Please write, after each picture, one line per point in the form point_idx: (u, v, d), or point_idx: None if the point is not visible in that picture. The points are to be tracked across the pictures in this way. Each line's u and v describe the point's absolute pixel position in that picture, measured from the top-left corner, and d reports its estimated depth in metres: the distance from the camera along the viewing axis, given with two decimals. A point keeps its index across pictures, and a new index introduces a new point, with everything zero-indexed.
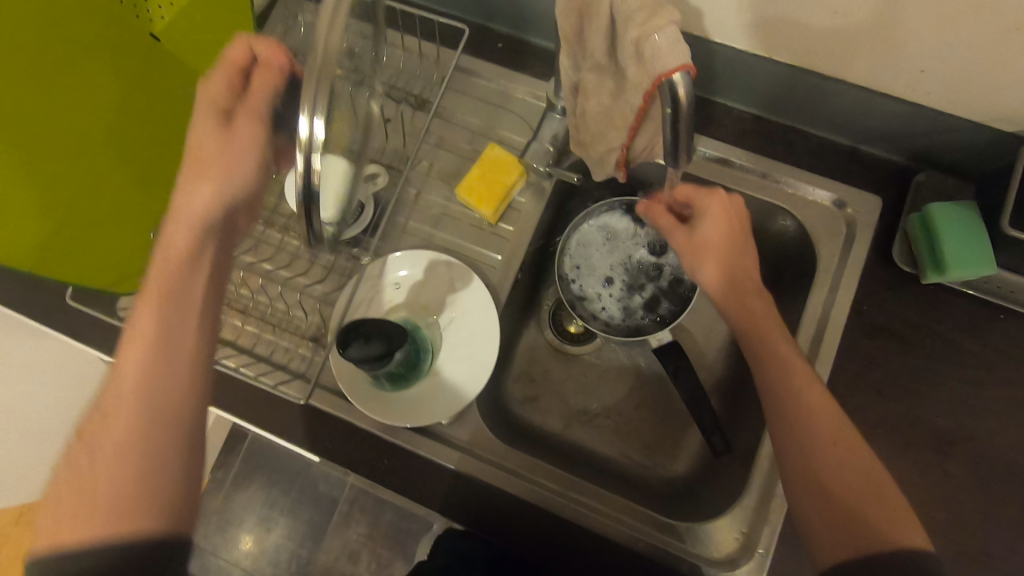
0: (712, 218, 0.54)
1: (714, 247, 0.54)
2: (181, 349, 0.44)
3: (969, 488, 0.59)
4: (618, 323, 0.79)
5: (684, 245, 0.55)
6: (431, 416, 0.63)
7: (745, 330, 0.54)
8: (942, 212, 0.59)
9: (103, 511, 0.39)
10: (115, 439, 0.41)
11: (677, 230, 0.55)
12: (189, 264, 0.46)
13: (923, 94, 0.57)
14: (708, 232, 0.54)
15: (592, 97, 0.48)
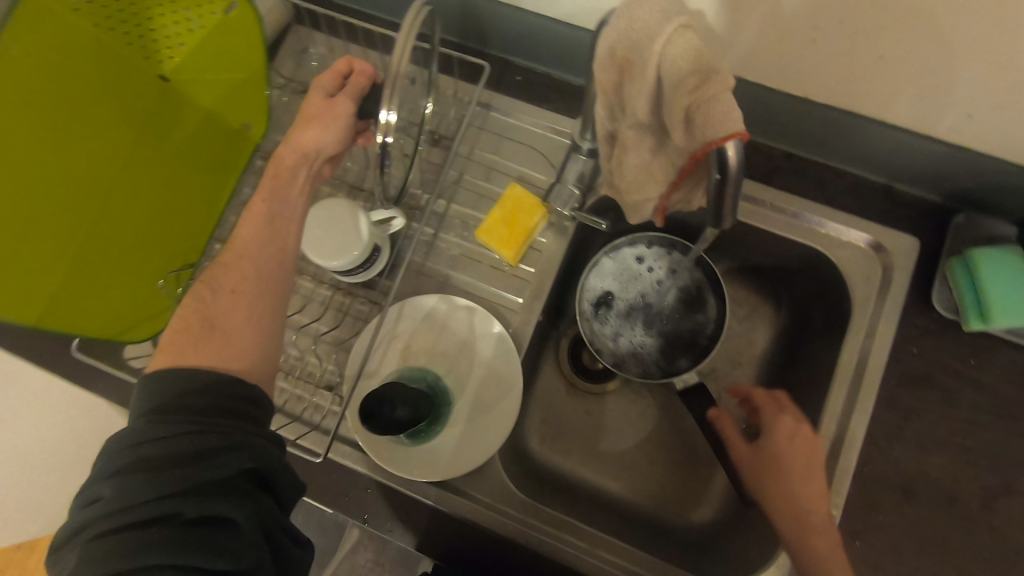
0: (775, 428, 0.58)
1: (775, 459, 0.56)
2: (273, 263, 0.53)
3: (1016, 549, 0.57)
4: (646, 362, 0.74)
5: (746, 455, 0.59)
6: (452, 470, 0.60)
7: (787, 518, 0.54)
8: (985, 258, 0.57)
9: (224, 349, 0.48)
10: (229, 306, 0.50)
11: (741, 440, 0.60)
12: (272, 209, 0.55)
13: (967, 137, 0.54)
14: (772, 442, 0.57)
15: (631, 152, 0.44)
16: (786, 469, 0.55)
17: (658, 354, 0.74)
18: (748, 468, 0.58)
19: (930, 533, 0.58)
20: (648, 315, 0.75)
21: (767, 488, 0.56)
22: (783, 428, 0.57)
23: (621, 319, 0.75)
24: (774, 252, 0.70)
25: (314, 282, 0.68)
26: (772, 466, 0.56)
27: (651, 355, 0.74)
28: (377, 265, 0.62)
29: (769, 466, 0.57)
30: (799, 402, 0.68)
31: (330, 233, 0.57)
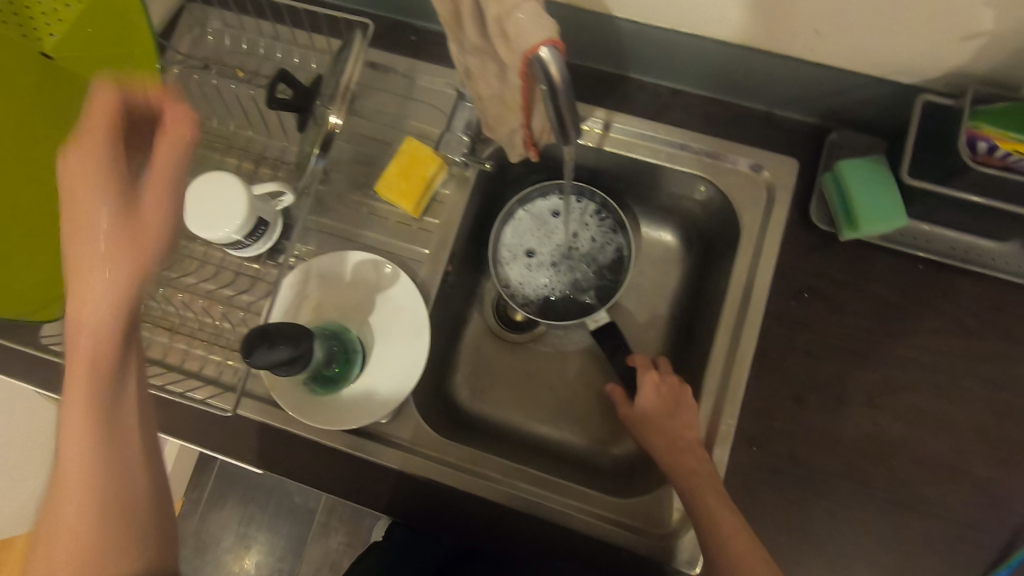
0: (644, 386, 0.64)
1: (647, 412, 0.63)
2: (127, 429, 0.45)
3: (899, 439, 0.60)
4: (563, 307, 0.77)
5: (627, 411, 0.65)
6: (364, 417, 0.62)
7: (664, 450, 0.60)
8: (851, 168, 0.60)
9: (92, 560, 0.43)
10: (89, 529, 0.44)
11: (625, 401, 0.66)
12: (111, 371, 0.44)
13: (822, 53, 0.57)
14: (643, 398, 0.64)
15: (480, 82, 0.47)
16: (656, 423, 0.62)
17: (573, 301, 0.77)
18: (630, 422, 0.64)
19: (821, 434, 0.61)
20: (564, 264, 0.78)
21: (654, 437, 0.61)
22: (650, 386, 0.64)
23: (539, 271, 0.78)
24: (670, 188, 0.73)
25: (222, 251, 0.69)
26: (648, 419, 0.62)
27: (566, 304, 0.77)
28: (266, 238, 0.65)
29: (644, 420, 0.63)
30: (703, 328, 0.71)
31: (215, 202, 0.59)
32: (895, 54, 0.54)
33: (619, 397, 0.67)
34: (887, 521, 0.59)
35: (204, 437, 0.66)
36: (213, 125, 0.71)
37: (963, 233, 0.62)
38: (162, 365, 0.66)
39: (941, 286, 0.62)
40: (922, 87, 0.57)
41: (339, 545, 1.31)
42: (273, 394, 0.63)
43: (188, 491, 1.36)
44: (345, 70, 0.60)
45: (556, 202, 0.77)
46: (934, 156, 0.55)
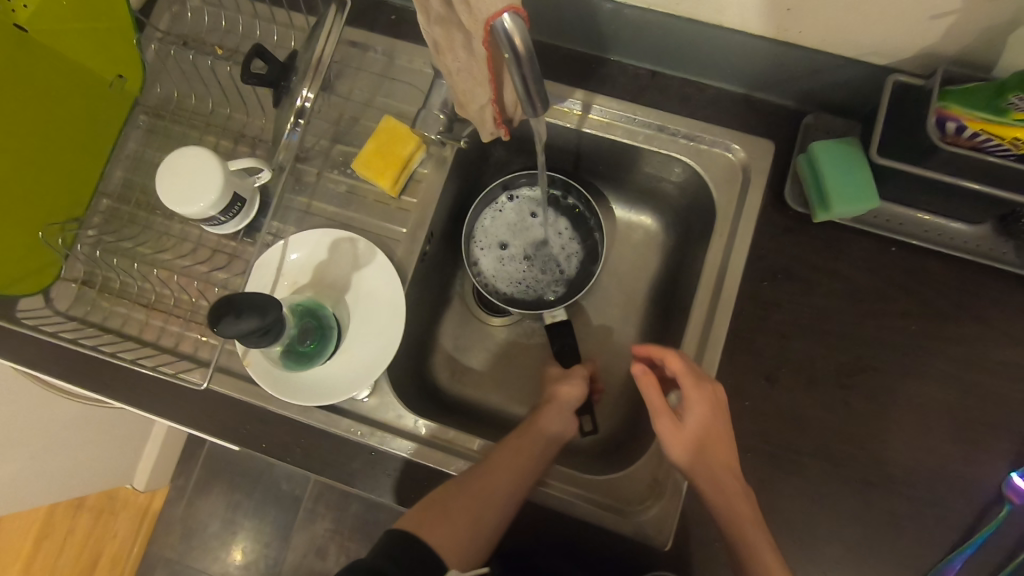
0: (700, 407, 0.56)
1: (700, 440, 0.56)
2: None
3: (869, 418, 0.61)
4: (529, 298, 0.78)
5: (673, 432, 0.56)
6: (338, 393, 0.63)
7: (717, 470, 0.55)
8: (824, 149, 0.60)
9: None
10: None
11: (667, 413, 0.56)
12: None
13: (796, 33, 0.57)
14: (695, 422, 0.56)
15: (447, 55, 0.47)
16: (706, 451, 0.55)
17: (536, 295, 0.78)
18: (671, 442, 0.56)
19: (792, 413, 0.61)
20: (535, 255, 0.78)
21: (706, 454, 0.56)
22: (707, 408, 0.56)
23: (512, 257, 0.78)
24: (649, 170, 0.73)
25: (200, 228, 0.69)
26: (699, 446, 0.55)
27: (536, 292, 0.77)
28: (244, 215, 0.65)
29: (696, 448, 0.55)
30: (679, 310, 0.71)
31: (191, 176, 0.59)
32: (864, 35, 0.54)
33: (659, 406, 0.56)
34: (856, 499, 0.59)
35: (180, 414, 0.66)
36: (192, 102, 0.72)
37: (936, 216, 0.62)
38: (138, 341, 0.66)
39: (912, 268, 0.63)
40: (893, 68, 0.57)
41: (326, 532, 1.30)
42: (247, 369, 0.63)
43: (174, 478, 1.36)
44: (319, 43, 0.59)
45: (537, 194, 0.78)
46: (903, 136, 0.56)
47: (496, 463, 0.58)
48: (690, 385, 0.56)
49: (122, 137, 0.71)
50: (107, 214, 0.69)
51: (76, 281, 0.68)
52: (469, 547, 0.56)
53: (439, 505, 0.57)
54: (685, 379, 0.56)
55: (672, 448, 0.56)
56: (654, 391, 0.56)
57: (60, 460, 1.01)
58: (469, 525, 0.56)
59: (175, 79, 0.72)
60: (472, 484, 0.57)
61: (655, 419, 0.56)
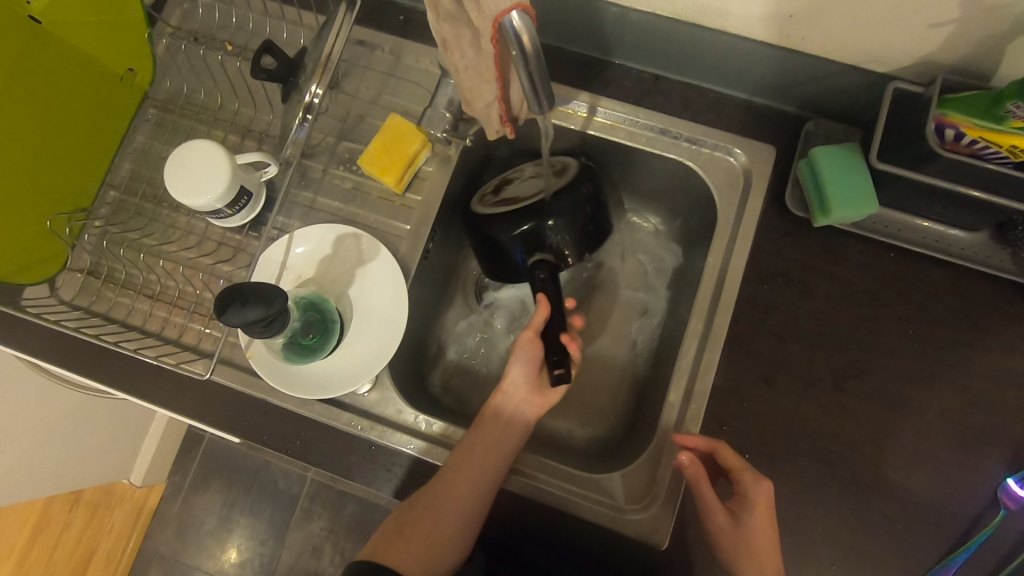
0: (758, 509, 0.54)
1: (759, 544, 0.53)
2: None
3: (866, 421, 0.61)
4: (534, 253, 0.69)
5: (730, 533, 0.54)
6: (339, 387, 0.63)
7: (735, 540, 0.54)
8: (824, 155, 0.61)
9: None
10: None
11: (723, 511, 0.55)
12: None
13: (799, 40, 0.58)
14: (753, 523, 0.54)
15: (455, 52, 0.47)
16: (762, 554, 0.53)
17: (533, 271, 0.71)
18: (728, 542, 0.55)
19: (789, 415, 0.62)
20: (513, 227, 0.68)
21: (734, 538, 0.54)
22: (764, 510, 0.54)
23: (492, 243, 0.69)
24: (651, 172, 0.73)
25: (206, 221, 0.69)
26: (756, 551, 0.53)
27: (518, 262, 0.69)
28: (250, 209, 0.66)
29: (753, 554, 0.53)
30: (678, 312, 0.72)
31: (198, 169, 0.60)
32: (867, 42, 0.55)
33: (713, 503, 0.55)
34: (852, 502, 0.60)
35: (182, 405, 0.67)
36: (200, 97, 0.73)
37: (934, 223, 0.63)
38: (141, 332, 0.67)
39: (910, 273, 0.64)
40: (894, 75, 0.58)
41: (322, 531, 1.30)
42: (250, 361, 0.63)
43: (172, 474, 1.36)
44: (328, 41, 0.60)
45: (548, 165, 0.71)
46: (903, 143, 0.56)
47: (456, 470, 0.60)
48: (746, 485, 0.54)
49: (131, 130, 0.72)
50: (115, 206, 0.70)
51: (81, 271, 0.69)
52: (432, 567, 0.58)
53: (399, 525, 0.60)
54: (742, 477, 0.54)
55: (728, 549, 0.54)
56: (707, 486, 0.56)
57: (60, 452, 1.01)
58: (426, 543, 0.58)
59: (185, 74, 0.73)
60: (420, 499, 0.60)
61: (712, 518, 0.56)
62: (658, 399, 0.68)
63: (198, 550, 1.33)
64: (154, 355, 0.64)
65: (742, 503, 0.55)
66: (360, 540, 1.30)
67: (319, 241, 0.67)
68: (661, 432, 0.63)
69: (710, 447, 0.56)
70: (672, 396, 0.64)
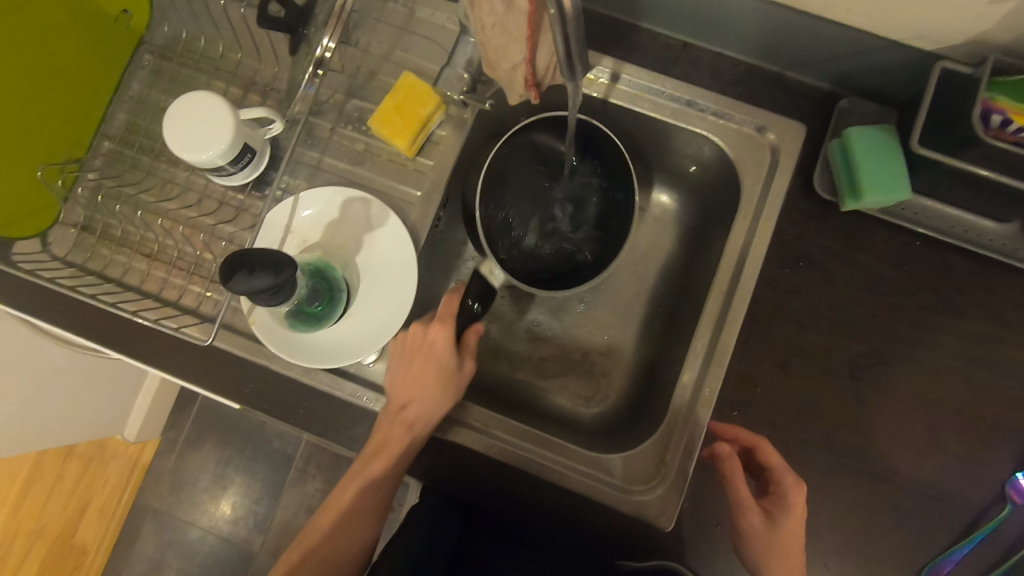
0: (794, 511, 0.52)
1: (791, 548, 0.51)
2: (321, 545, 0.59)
3: (880, 411, 0.61)
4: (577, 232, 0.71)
5: (764, 532, 0.51)
6: (344, 357, 0.61)
7: (767, 543, 0.51)
8: (860, 137, 0.59)
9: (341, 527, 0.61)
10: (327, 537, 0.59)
11: (758, 510, 0.52)
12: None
13: (843, 11, 0.54)
14: (787, 525, 0.51)
15: (483, 8, 0.44)
16: (792, 559, 0.50)
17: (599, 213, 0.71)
18: (759, 544, 0.51)
19: (803, 402, 0.61)
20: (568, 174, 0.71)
21: (762, 537, 0.51)
22: (800, 514, 0.52)
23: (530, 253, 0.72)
24: (674, 148, 0.70)
25: (207, 178, 0.66)
26: (787, 555, 0.50)
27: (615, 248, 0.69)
28: (253, 166, 0.62)
29: (783, 555, 0.50)
30: (694, 291, 0.70)
31: (200, 122, 0.57)
32: (916, 17, 0.52)
33: (749, 500, 0.52)
34: (861, 491, 0.59)
35: (181, 369, 0.65)
36: (201, 44, 0.68)
37: (967, 213, 0.61)
38: (138, 293, 0.64)
39: (936, 263, 0.62)
40: (941, 55, 0.55)
41: (315, 492, 1.30)
42: (251, 326, 0.61)
43: (166, 431, 1.35)
44: None
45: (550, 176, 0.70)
46: (945, 128, 0.54)
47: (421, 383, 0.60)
48: (784, 485, 0.53)
49: (126, 78, 0.68)
50: (109, 156, 0.67)
51: (74, 226, 0.66)
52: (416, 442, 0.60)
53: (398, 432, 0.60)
54: (782, 477, 0.53)
55: (758, 548, 0.51)
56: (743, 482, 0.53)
57: (53, 408, 1.00)
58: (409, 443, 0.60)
59: (183, 17, 0.68)
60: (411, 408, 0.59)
61: (744, 515, 0.52)
62: (669, 379, 0.67)
63: (192, 506, 1.34)
64: (152, 317, 0.62)
65: (776, 502, 0.53)
66: None
67: (326, 206, 0.64)
68: (671, 416, 0.62)
69: (752, 443, 0.55)
70: (686, 379, 0.62)
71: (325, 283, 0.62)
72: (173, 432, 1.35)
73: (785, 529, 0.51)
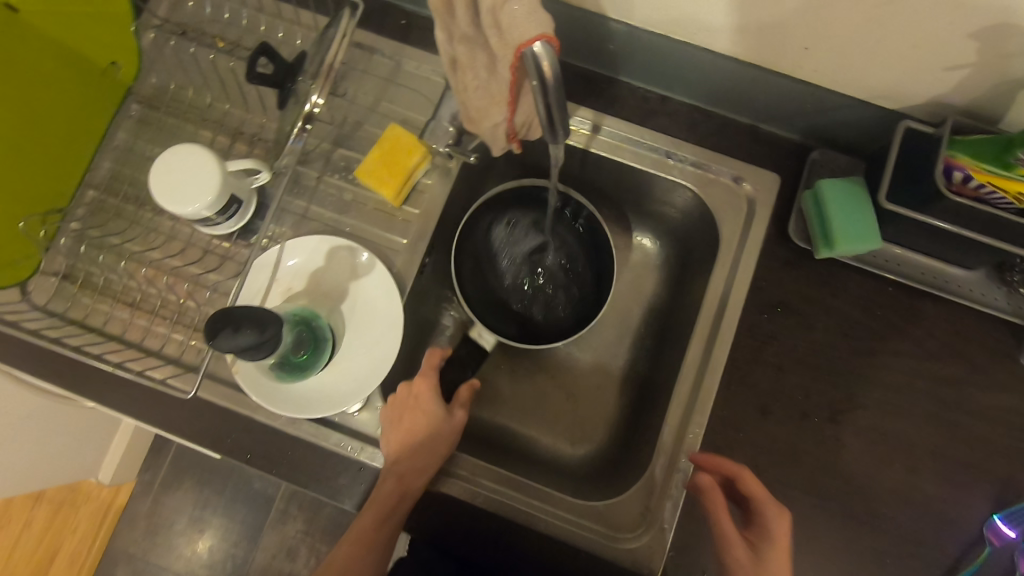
0: (777, 541, 0.51)
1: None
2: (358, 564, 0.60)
3: (860, 455, 0.62)
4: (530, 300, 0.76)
5: (749, 565, 0.50)
6: (328, 407, 0.61)
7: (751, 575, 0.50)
8: (830, 190, 0.61)
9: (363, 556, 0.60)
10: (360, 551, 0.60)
11: (740, 543, 0.52)
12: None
13: (811, 71, 0.57)
14: (771, 556, 0.51)
15: (468, 72, 0.46)
16: None
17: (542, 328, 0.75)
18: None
19: (784, 446, 0.62)
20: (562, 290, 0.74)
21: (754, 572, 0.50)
22: (782, 540, 0.52)
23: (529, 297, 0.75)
24: (652, 195, 0.72)
25: (192, 226, 0.67)
26: None
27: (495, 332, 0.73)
28: (240, 216, 0.63)
29: None
30: (677, 334, 0.71)
31: (185, 174, 0.57)
32: (879, 79, 0.55)
33: (732, 536, 0.52)
34: (844, 534, 0.60)
35: (161, 419, 0.64)
36: (189, 95, 0.69)
37: (934, 260, 0.63)
38: (119, 342, 0.63)
39: (908, 308, 0.65)
40: (903, 113, 0.58)
41: (296, 533, 1.28)
42: (234, 375, 0.60)
43: (141, 472, 1.31)
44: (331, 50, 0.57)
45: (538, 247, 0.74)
46: (910, 182, 0.56)
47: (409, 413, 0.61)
48: (768, 515, 0.53)
49: (112, 128, 0.69)
50: (93, 206, 0.67)
51: (55, 275, 0.65)
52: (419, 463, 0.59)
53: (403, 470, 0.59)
54: (763, 501, 0.53)
55: None
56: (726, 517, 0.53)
57: (24, 452, 0.97)
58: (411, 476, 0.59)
59: (172, 68, 0.69)
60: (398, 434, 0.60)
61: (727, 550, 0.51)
62: (653, 423, 0.68)
63: (166, 552, 1.30)
64: (134, 368, 0.61)
65: (758, 533, 0.53)
66: None
67: (312, 254, 0.65)
68: (656, 463, 0.62)
69: (733, 473, 0.56)
70: (671, 426, 0.63)
71: (310, 340, 0.61)
72: (149, 473, 1.31)
73: (775, 562, 0.50)
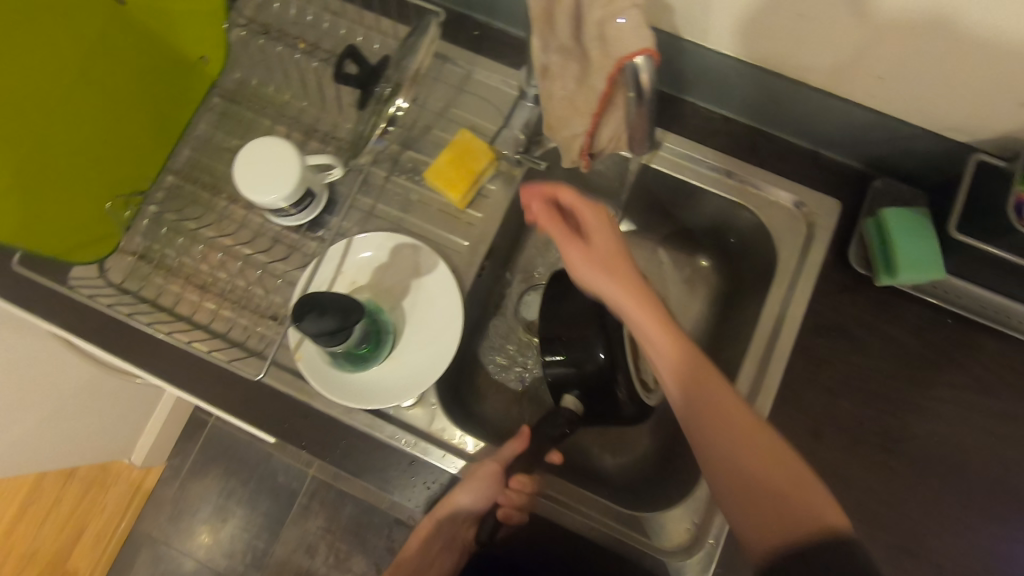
0: (612, 255, 0.55)
1: (633, 293, 0.54)
2: None
3: (912, 485, 0.61)
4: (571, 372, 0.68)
5: (627, 282, 0.54)
6: (386, 399, 0.62)
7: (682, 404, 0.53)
8: (896, 218, 0.61)
9: None
10: None
11: (583, 251, 0.55)
12: None
13: (883, 100, 0.58)
14: (621, 281, 0.54)
15: (560, 81, 0.49)
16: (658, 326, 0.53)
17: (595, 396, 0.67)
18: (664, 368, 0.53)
19: (835, 471, 0.62)
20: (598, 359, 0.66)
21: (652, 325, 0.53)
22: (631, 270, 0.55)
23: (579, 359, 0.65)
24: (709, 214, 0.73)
25: (263, 217, 0.69)
26: (643, 306, 0.54)
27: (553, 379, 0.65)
28: (311, 209, 0.65)
29: (685, 372, 0.52)
30: (726, 354, 0.72)
31: (267, 165, 0.60)
32: (953, 112, 0.55)
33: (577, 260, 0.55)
34: (893, 564, 0.59)
35: (220, 399, 0.66)
36: (268, 91, 0.72)
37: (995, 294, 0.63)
38: (188, 323, 0.65)
39: (965, 341, 0.64)
40: (973, 147, 0.59)
41: (317, 530, 1.29)
42: (297, 362, 0.62)
43: (171, 457, 1.34)
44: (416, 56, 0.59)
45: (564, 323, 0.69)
46: (981, 215, 0.56)
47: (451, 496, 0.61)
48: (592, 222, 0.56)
49: (195, 118, 0.72)
50: (171, 191, 0.70)
51: (133, 254, 0.68)
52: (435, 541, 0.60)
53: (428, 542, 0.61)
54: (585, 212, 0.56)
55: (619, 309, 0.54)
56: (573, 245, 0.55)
57: (68, 425, 1.00)
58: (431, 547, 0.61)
59: (255, 65, 0.73)
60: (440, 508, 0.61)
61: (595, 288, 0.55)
62: None
63: (188, 538, 1.31)
64: (203, 348, 0.63)
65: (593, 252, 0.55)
66: (358, 552, 1.27)
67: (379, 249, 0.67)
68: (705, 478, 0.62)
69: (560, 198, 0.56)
70: None
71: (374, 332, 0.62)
72: (179, 458, 1.34)
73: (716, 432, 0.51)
